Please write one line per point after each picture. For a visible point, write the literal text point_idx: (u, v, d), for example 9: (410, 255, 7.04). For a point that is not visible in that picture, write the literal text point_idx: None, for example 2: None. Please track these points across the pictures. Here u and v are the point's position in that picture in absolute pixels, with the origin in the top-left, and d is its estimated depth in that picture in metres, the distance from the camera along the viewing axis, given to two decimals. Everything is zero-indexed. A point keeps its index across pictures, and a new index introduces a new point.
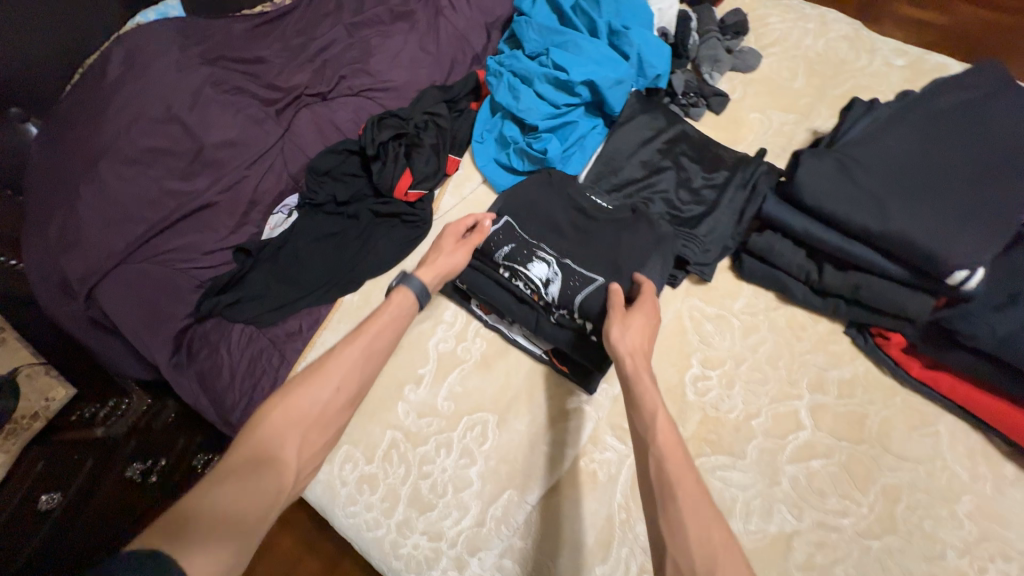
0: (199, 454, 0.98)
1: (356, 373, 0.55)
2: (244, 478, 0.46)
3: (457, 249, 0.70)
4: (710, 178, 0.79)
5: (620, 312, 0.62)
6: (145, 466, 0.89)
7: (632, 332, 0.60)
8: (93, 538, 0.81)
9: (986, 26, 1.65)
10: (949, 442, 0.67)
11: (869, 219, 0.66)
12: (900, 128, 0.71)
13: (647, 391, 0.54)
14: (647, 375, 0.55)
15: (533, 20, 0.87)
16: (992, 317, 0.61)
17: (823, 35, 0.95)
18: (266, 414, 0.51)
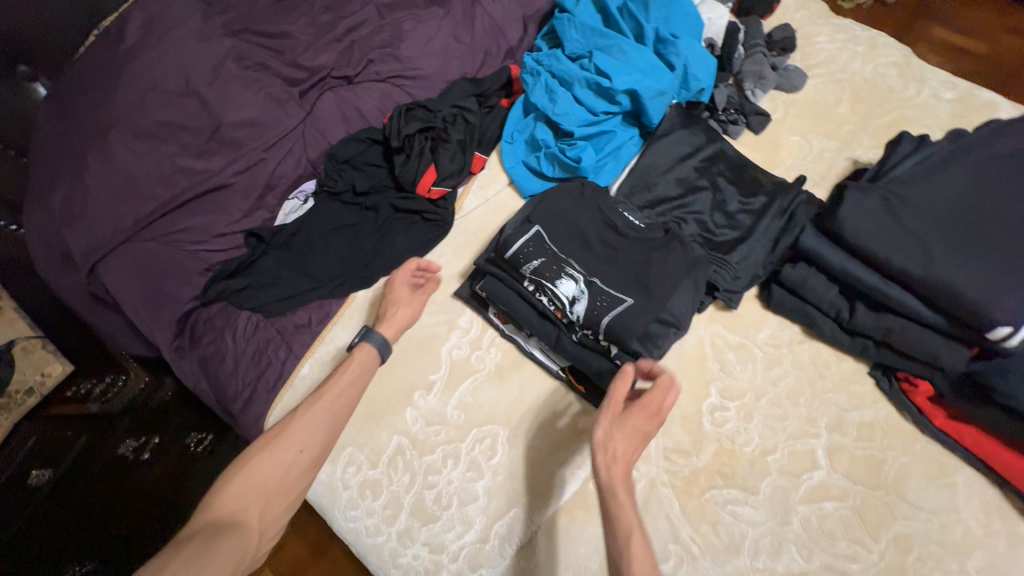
0: (192, 432, 0.96)
1: (316, 432, 0.59)
2: (208, 540, 0.49)
3: (412, 299, 0.73)
4: (747, 203, 0.76)
5: (614, 410, 0.56)
6: (138, 444, 0.87)
7: (624, 435, 0.54)
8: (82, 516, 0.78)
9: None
10: (965, 495, 0.66)
11: (913, 264, 0.64)
12: (950, 172, 0.69)
13: (624, 503, 0.50)
14: (622, 491, 0.51)
15: (576, 18, 0.83)
16: None
17: (872, 60, 0.91)
18: (232, 477, 0.55)
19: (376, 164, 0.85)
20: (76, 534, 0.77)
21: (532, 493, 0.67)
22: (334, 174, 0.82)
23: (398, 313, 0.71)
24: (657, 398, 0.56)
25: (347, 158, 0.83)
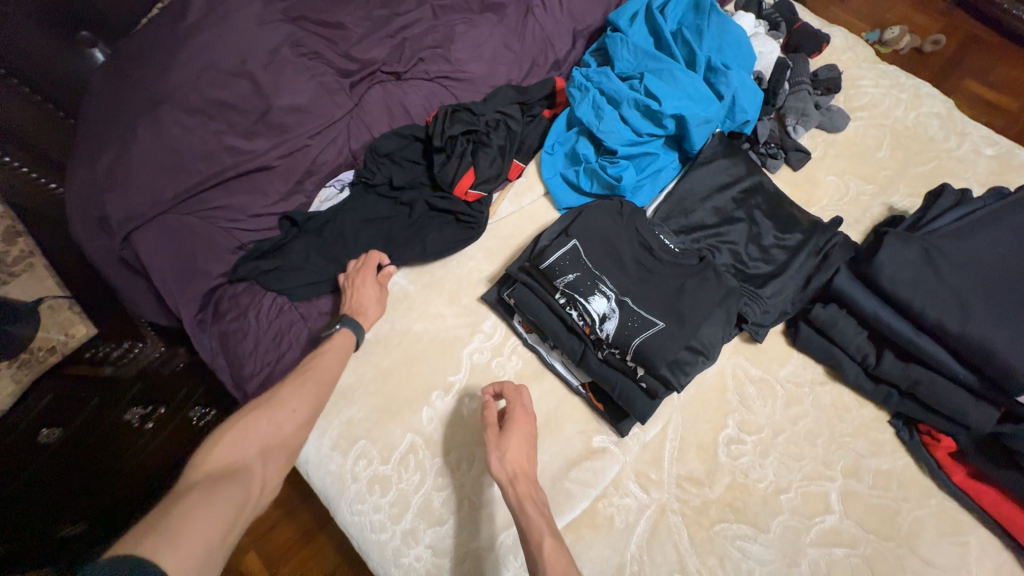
0: (196, 406, 0.96)
1: (307, 398, 0.61)
2: (210, 488, 0.49)
3: (375, 297, 0.73)
4: (783, 239, 0.76)
5: (495, 434, 0.60)
6: (145, 411, 0.86)
7: (514, 452, 0.59)
8: (80, 476, 0.77)
9: None
10: (977, 556, 0.65)
11: (949, 318, 0.65)
12: (992, 231, 0.70)
13: (534, 514, 0.55)
14: (528, 505, 0.55)
15: (629, 39, 0.83)
16: None
17: (914, 109, 0.92)
18: (225, 433, 0.55)
19: (414, 161, 0.85)
20: (70, 487, 0.75)
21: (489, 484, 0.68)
22: (372, 167, 0.83)
23: (368, 310, 0.72)
24: (516, 405, 0.63)
25: (385, 152, 0.83)
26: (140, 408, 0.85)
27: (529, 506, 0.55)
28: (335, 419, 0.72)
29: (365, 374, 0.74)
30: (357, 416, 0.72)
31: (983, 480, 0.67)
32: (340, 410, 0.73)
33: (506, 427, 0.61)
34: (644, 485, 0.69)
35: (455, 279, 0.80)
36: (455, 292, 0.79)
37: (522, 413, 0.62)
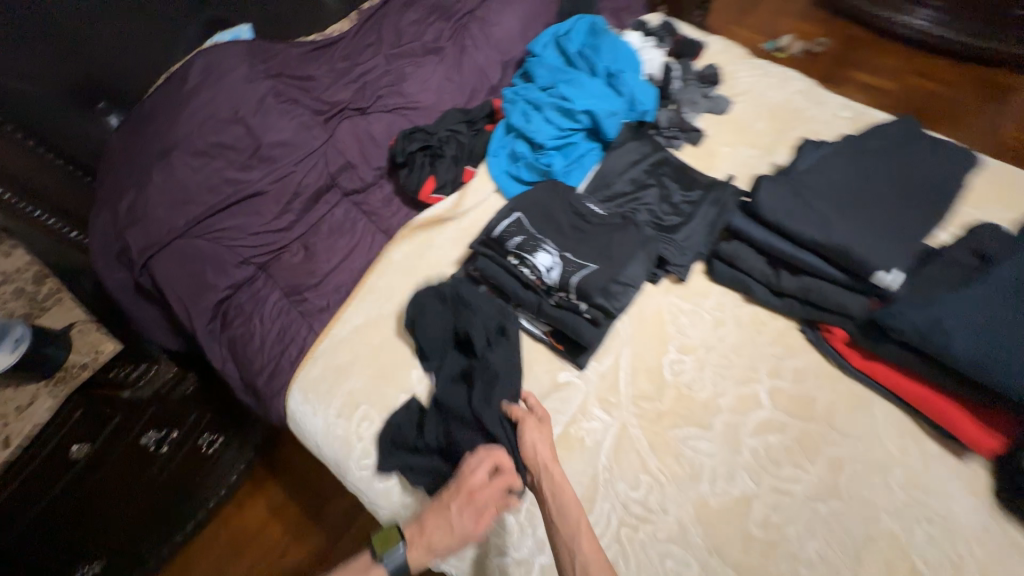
0: (205, 434, 1.13)
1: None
2: None
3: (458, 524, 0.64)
4: (688, 196, 0.93)
5: (531, 424, 0.70)
6: (159, 435, 1.02)
7: (536, 441, 0.69)
8: (95, 505, 0.93)
9: (922, 101, 1.94)
10: (883, 423, 0.78)
11: (815, 232, 0.80)
12: (840, 164, 0.87)
13: (569, 498, 0.64)
14: (566, 486, 0.64)
15: (543, 61, 1.05)
16: (917, 311, 0.71)
17: (781, 89, 1.14)
18: None
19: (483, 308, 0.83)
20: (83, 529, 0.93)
21: None
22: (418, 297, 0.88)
23: (434, 536, 0.65)
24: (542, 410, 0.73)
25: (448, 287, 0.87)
26: (154, 433, 1.01)
27: (560, 484, 0.65)
28: (338, 392, 0.84)
29: (359, 352, 0.88)
30: (357, 386, 0.84)
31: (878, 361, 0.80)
32: (342, 383, 0.85)
33: (521, 426, 0.70)
34: (606, 409, 0.81)
35: (428, 266, 0.95)
36: (431, 277, 0.94)
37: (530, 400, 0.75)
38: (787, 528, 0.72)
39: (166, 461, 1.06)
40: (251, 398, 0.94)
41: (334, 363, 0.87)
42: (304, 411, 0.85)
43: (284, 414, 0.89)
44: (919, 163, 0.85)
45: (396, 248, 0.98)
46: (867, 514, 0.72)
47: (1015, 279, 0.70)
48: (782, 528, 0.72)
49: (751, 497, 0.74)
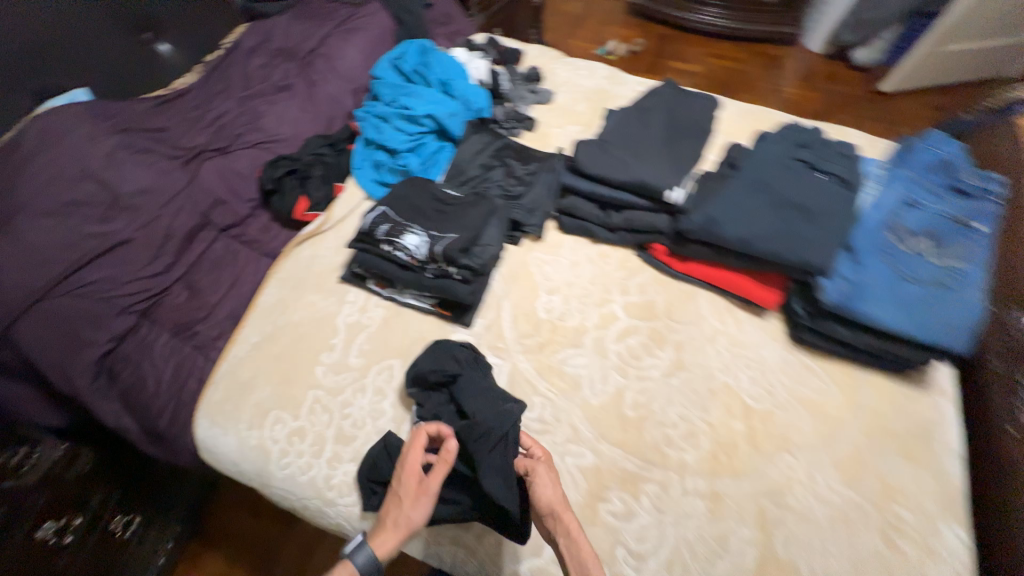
0: (116, 517, 1.05)
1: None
2: None
3: (410, 490, 0.68)
4: (528, 168, 1.11)
5: (536, 474, 0.71)
6: (59, 525, 0.93)
7: (547, 487, 0.70)
8: None
9: (719, 78, 2.42)
10: (706, 306, 1.00)
11: (619, 173, 1.00)
12: (630, 118, 1.09)
13: (581, 544, 0.65)
14: (578, 534, 0.65)
15: (384, 82, 1.20)
16: (696, 213, 0.93)
17: (591, 77, 1.40)
18: None
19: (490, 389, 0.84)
20: None
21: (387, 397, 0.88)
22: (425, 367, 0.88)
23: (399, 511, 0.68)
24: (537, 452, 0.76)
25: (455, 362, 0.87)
26: (52, 523, 0.92)
27: (575, 533, 0.66)
28: (246, 405, 0.88)
29: (262, 366, 0.92)
30: (264, 396, 0.89)
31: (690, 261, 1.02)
32: (249, 397, 0.89)
33: (531, 475, 0.72)
34: (497, 354, 0.94)
35: (316, 275, 1.03)
36: (320, 284, 1.02)
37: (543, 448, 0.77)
38: (652, 403, 0.89)
39: (71, 552, 0.96)
40: (156, 443, 0.95)
41: (237, 381, 0.91)
42: (214, 435, 0.87)
43: (195, 446, 0.90)
44: (685, 108, 1.10)
45: (283, 265, 1.06)
46: (706, 375, 0.92)
47: (754, 175, 0.94)
48: (649, 404, 0.88)
49: (624, 388, 0.90)
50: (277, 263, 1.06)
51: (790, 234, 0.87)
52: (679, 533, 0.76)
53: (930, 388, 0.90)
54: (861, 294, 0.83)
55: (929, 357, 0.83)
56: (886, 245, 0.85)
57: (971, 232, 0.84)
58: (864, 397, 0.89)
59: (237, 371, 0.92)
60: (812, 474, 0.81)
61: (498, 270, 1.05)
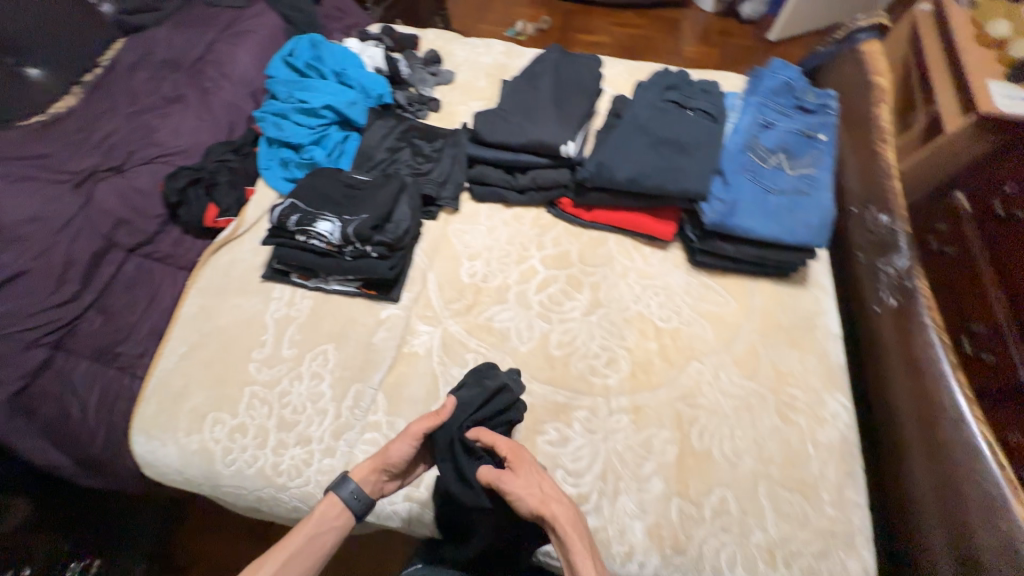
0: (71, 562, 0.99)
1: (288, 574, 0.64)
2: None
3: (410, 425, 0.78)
4: (434, 146, 1.16)
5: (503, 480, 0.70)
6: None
7: (521, 491, 0.68)
8: None
9: (624, 46, 2.53)
10: (615, 248, 1.08)
11: (516, 136, 1.06)
12: (521, 85, 1.16)
13: (573, 538, 0.65)
14: (572, 532, 0.65)
15: (279, 80, 1.20)
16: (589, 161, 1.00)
17: (490, 54, 1.45)
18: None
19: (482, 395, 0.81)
20: None
21: (325, 379, 0.91)
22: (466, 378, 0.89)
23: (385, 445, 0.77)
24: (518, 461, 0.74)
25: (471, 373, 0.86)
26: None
27: (565, 530, 0.65)
28: (181, 413, 0.88)
29: (193, 374, 0.92)
30: (199, 402, 0.89)
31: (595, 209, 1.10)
32: (183, 405, 0.89)
33: (498, 483, 0.70)
34: (428, 323, 0.98)
35: (237, 278, 1.03)
36: (242, 286, 1.02)
37: (517, 453, 0.75)
38: (575, 340, 0.96)
39: None
40: (93, 472, 0.94)
41: (168, 393, 0.90)
42: (152, 449, 0.87)
43: (136, 465, 0.90)
44: (570, 68, 1.17)
45: (201, 274, 1.05)
46: (621, 307, 1.00)
47: (635, 120, 1.03)
48: (572, 342, 0.96)
49: (549, 333, 0.97)
50: (195, 272, 1.05)
51: (671, 168, 0.97)
52: (609, 446, 0.85)
53: (808, 284, 1.03)
54: (734, 211, 0.94)
55: (797, 256, 0.96)
56: (749, 165, 0.96)
57: (814, 143, 0.97)
58: (756, 302, 1.00)
59: (191, 400, 0.89)
60: (716, 374, 0.91)
61: (419, 245, 1.08)
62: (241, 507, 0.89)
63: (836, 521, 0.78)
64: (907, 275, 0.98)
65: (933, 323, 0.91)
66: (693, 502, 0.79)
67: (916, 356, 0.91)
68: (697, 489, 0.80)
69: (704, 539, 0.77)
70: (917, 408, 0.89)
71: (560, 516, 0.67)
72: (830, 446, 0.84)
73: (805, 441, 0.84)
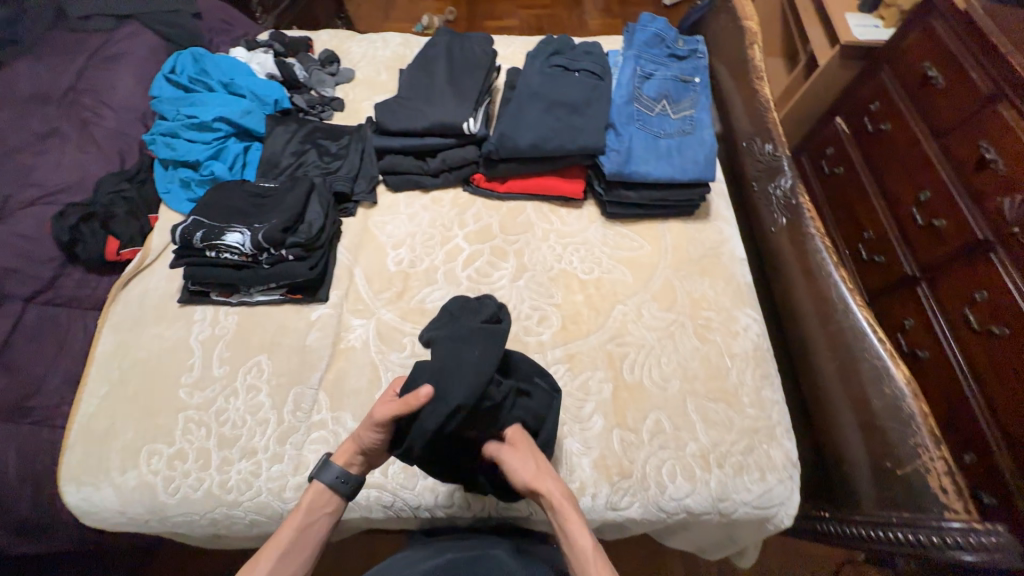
0: None
1: (282, 568, 0.65)
2: None
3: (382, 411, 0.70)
4: (340, 143, 1.15)
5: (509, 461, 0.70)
6: None
7: (520, 468, 0.69)
8: None
9: (530, 26, 2.58)
10: (533, 213, 1.12)
11: (418, 122, 1.08)
12: (416, 73, 1.18)
13: (566, 510, 0.65)
14: (566, 507, 0.66)
15: (163, 98, 1.15)
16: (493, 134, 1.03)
17: (387, 44, 1.43)
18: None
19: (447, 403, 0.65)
20: None
21: (261, 390, 0.90)
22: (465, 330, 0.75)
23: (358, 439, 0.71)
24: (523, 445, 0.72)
25: (443, 344, 0.71)
26: None
27: (560, 503, 0.66)
28: (113, 452, 0.85)
29: (118, 411, 0.88)
30: (130, 438, 0.86)
31: (509, 180, 1.13)
32: (113, 444, 0.85)
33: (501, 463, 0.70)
34: (360, 316, 0.99)
35: (153, 307, 1.00)
36: (159, 314, 0.99)
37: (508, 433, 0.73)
38: (506, 307, 0.99)
39: None
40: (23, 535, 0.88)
41: (94, 435, 0.86)
42: (86, 496, 0.83)
43: (72, 516, 0.85)
44: (461, 48, 1.19)
45: (112, 310, 1.00)
46: (545, 268, 1.04)
47: (527, 90, 1.07)
48: (503, 309, 0.99)
49: None
50: (105, 310, 1.00)
51: (567, 127, 1.02)
52: None
53: (712, 217, 1.11)
54: (630, 158, 1.01)
55: (694, 192, 1.04)
56: (637, 115, 1.05)
57: (690, 88, 1.09)
58: (666, 241, 1.08)
59: (110, 429, 0.87)
60: (639, 312, 0.98)
61: (341, 243, 1.08)
62: (197, 535, 0.86)
63: (757, 419, 0.87)
64: (792, 192, 1.08)
65: (818, 232, 1.01)
66: (632, 429, 0.85)
67: (809, 262, 1.00)
68: (634, 417, 0.86)
69: (646, 460, 0.83)
70: (815, 307, 0.97)
71: (558, 493, 0.67)
72: (745, 354, 0.93)
73: (723, 355, 0.93)
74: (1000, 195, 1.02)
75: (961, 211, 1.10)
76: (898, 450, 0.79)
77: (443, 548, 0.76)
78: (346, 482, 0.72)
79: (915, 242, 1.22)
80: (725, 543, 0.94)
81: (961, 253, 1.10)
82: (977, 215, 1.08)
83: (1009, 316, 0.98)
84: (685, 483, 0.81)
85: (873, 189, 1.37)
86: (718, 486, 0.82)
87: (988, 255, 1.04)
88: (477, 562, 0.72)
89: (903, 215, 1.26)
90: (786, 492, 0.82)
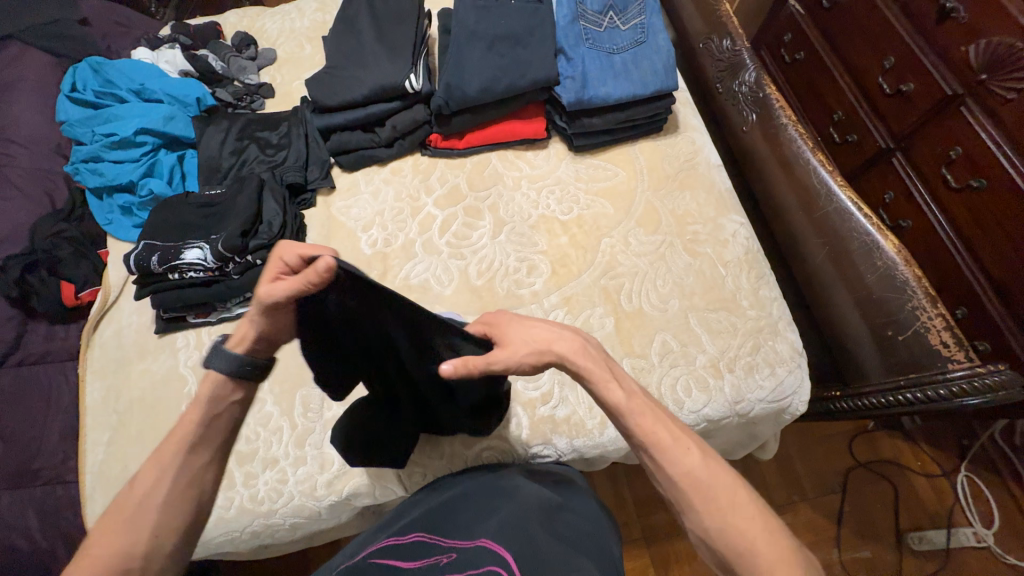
0: None
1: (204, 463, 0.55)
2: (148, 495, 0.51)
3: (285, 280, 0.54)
4: (279, 133, 1.06)
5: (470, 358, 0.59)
6: None
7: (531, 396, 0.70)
8: None
9: None
10: (499, 164, 1.06)
11: (356, 90, 1.00)
12: (340, 36, 1.08)
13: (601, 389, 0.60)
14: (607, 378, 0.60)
15: (72, 119, 1.04)
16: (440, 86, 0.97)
17: (304, 12, 1.29)
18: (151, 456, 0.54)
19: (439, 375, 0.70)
20: None
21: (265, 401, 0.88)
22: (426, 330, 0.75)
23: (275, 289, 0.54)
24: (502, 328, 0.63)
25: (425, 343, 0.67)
26: None
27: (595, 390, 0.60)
28: None
29: (128, 453, 0.86)
30: None
31: (464, 134, 1.06)
32: None
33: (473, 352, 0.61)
34: None
35: (132, 345, 0.95)
36: (140, 350, 0.94)
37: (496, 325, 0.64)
38: (491, 266, 0.96)
39: None
40: None
41: (111, 481, 0.85)
42: None
43: None
44: None
45: (90, 357, 0.95)
46: (524, 217, 1.01)
47: (464, 28, 0.99)
48: (489, 268, 0.96)
49: (466, 267, 0.96)
50: (81, 357, 0.95)
51: (513, 63, 0.96)
52: None
53: (681, 129, 1.07)
54: (586, 82, 0.96)
55: (658, 105, 1.00)
56: (585, 34, 1.00)
57: None
58: (640, 163, 1.04)
59: (126, 470, 0.85)
60: (627, 241, 0.96)
61: (308, 237, 1.03)
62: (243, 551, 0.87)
63: (760, 319, 0.88)
64: (758, 86, 1.06)
65: (791, 122, 0.99)
66: (641, 355, 0.86)
67: (786, 154, 0.98)
68: (641, 342, 0.87)
69: (660, 381, 0.84)
70: (797, 196, 0.96)
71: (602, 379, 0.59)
72: (738, 260, 0.93)
73: (717, 265, 0.93)
74: (966, 43, 0.99)
75: (930, 69, 1.06)
76: (897, 315, 0.82)
77: (450, 483, 0.75)
78: (247, 365, 0.56)
79: (886, 113, 1.19)
80: (746, 441, 0.98)
81: (933, 114, 1.08)
82: (943, 70, 1.05)
83: (986, 166, 0.98)
84: (701, 395, 0.83)
85: (838, 67, 1.31)
86: (733, 389, 0.84)
87: (959, 107, 1.02)
88: (486, 487, 0.70)
89: (870, 84, 1.22)
90: (797, 380, 0.85)
